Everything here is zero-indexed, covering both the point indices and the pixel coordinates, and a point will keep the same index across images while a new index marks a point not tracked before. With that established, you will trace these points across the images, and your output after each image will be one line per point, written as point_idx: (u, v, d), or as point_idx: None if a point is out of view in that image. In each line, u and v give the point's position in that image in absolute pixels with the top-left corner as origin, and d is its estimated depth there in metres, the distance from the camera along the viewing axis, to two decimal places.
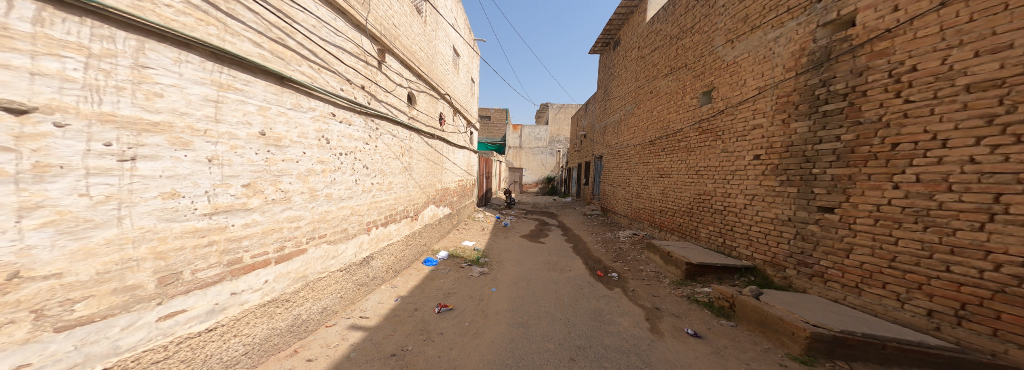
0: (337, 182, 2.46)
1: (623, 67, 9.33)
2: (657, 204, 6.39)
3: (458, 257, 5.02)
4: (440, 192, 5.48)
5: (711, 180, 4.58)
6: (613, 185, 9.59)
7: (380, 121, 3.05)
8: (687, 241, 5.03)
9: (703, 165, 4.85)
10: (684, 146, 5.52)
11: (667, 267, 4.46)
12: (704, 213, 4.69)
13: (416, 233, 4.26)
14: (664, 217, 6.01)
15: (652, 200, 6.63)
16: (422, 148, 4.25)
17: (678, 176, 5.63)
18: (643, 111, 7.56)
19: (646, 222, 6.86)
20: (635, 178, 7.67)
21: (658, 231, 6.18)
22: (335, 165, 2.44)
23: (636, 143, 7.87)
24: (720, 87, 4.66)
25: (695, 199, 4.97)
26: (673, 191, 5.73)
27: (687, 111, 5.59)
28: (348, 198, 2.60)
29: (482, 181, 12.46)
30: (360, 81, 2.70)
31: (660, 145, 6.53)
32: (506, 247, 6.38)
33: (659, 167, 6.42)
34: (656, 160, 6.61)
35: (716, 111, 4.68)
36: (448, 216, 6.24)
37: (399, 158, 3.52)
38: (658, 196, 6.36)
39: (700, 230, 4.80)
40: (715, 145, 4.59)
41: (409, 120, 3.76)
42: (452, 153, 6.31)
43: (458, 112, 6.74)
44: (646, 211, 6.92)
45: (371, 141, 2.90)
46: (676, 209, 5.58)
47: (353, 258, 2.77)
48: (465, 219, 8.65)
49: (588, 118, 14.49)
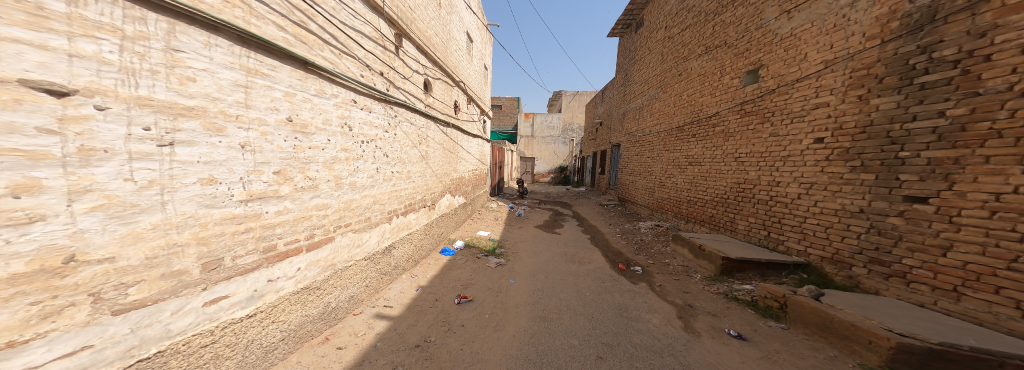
0: (360, 171, 2.46)
1: (647, 47, 8.67)
2: (683, 195, 5.99)
3: (474, 247, 5.06)
4: (455, 182, 5.47)
5: (755, 168, 4.16)
6: (632, 175, 9.16)
7: (399, 108, 3.03)
8: (722, 234, 4.66)
9: (744, 151, 4.41)
10: (720, 132, 5.06)
11: (697, 261, 4.15)
12: (744, 204, 4.30)
13: (434, 223, 4.29)
14: (693, 208, 5.61)
15: (678, 191, 6.21)
16: (438, 137, 4.22)
17: (711, 164, 5.20)
18: (671, 95, 7.01)
19: (670, 214, 6.49)
20: (659, 168, 7.21)
21: (685, 223, 5.82)
22: (358, 153, 2.44)
23: (660, 130, 7.37)
24: (771, 64, 4.16)
25: (733, 188, 4.56)
26: (705, 181, 5.30)
27: (725, 93, 5.09)
28: (371, 187, 2.62)
29: (495, 171, 12.40)
30: (380, 68, 2.68)
31: (689, 131, 6.06)
32: (521, 239, 6.26)
33: (688, 155, 5.97)
34: (685, 147, 6.14)
35: (764, 91, 4.20)
36: (462, 206, 6.24)
37: (418, 147, 3.52)
38: (685, 186, 5.94)
39: (738, 223, 4.41)
40: (761, 129, 4.13)
41: (426, 109, 3.73)
42: (466, 143, 6.28)
43: (473, 100, 6.64)
44: (670, 202, 6.52)
45: (390, 129, 2.88)
46: (707, 200, 5.18)
47: (377, 247, 2.82)
48: (478, 209, 8.65)
49: (606, 104, 13.84)
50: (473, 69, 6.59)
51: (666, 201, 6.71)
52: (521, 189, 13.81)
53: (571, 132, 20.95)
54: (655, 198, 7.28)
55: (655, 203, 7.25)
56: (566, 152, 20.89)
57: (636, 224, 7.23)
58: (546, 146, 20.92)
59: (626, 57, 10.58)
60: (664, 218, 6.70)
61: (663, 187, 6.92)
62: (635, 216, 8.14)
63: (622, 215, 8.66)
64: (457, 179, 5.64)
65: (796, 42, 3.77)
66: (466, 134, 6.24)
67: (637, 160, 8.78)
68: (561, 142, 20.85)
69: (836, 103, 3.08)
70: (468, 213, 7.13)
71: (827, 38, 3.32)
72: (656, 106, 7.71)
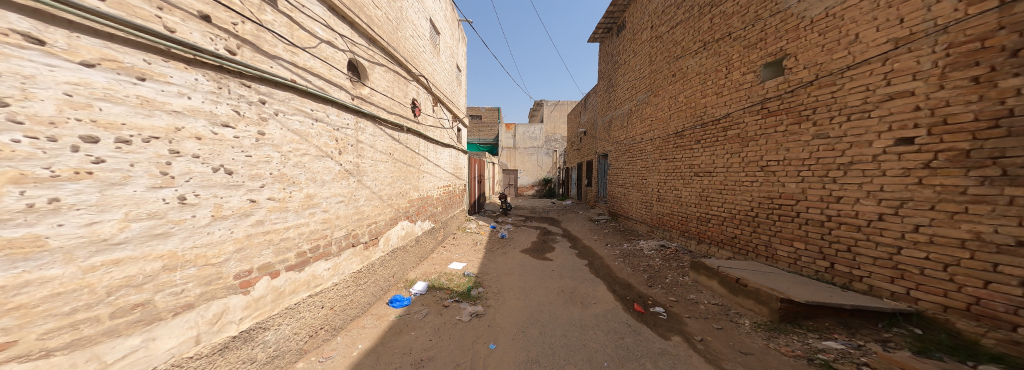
0: (79, 211, 1.13)
1: (631, 51, 8.03)
2: (690, 212, 5.08)
3: (441, 288, 3.86)
4: (416, 202, 4.26)
5: (793, 179, 3.27)
6: (624, 188, 8.29)
7: (268, 88, 1.83)
8: (753, 261, 3.70)
9: (772, 159, 3.54)
10: (733, 136, 4.20)
11: (732, 298, 3.12)
12: (782, 225, 3.38)
13: (377, 265, 3.06)
14: (705, 228, 4.68)
15: (683, 208, 5.31)
16: (383, 143, 3.07)
17: (724, 174, 4.31)
18: (664, 99, 6.21)
19: (675, 234, 5.55)
20: (655, 180, 6.34)
21: (697, 246, 4.87)
22: (61, 170, 1.08)
23: (654, 138, 6.55)
24: (796, 54, 3.36)
25: (763, 204, 3.64)
26: (718, 196, 4.42)
27: (735, 91, 4.26)
28: (149, 239, 1.32)
29: (473, 186, 11.27)
30: (198, 6, 1.49)
31: (689, 139, 5.23)
32: (505, 270, 5.11)
33: (691, 165, 5.11)
34: (686, 157, 5.28)
35: (791, 84, 3.36)
36: (428, 233, 5.01)
37: (336, 159, 2.37)
38: (692, 203, 5.04)
39: (773, 249, 3.49)
40: (795, 131, 3.27)
41: (352, 102, 2.57)
42: (432, 154, 5.14)
43: (441, 101, 5.58)
44: (674, 220, 5.61)
45: (241, 122, 1.67)
46: (724, 220, 4.27)
47: (191, 348, 1.50)
48: (453, 232, 7.46)
49: (589, 114, 13.18)
50: (441, 68, 5.55)
51: (669, 219, 5.77)
52: (504, 204, 12.72)
53: (554, 143, 20.22)
54: (655, 215, 6.36)
55: (654, 221, 6.34)
56: (550, 163, 20.13)
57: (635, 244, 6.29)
58: (529, 158, 20.03)
59: (609, 63, 9.96)
60: (667, 240, 5.78)
61: (663, 203, 6.02)
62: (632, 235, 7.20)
63: (616, 233, 7.71)
64: (420, 200, 4.45)
65: (835, 23, 2.96)
66: (432, 143, 5.10)
67: (628, 172, 7.96)
68: (544, 153, 20.07)
69: (928, 91, 2.25)
70: (438, 240, 5.90)
71: (892, 11, 2.51)
72: (647, 111, 6.93)
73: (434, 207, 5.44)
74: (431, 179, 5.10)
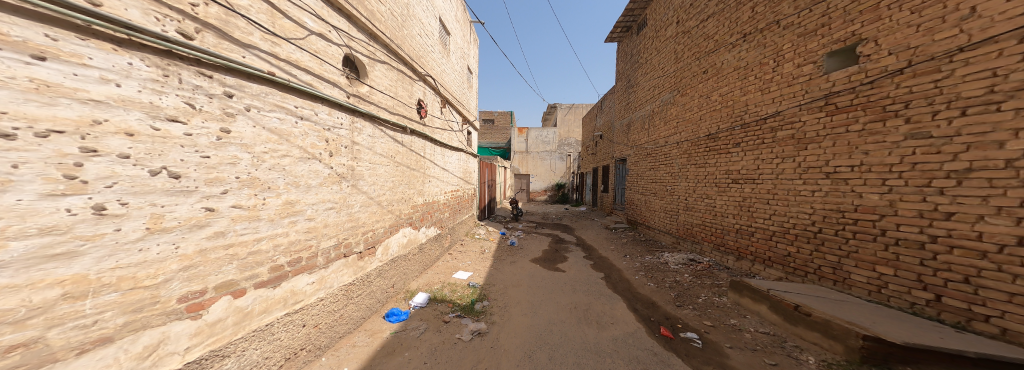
0: None
1: (653, 51, 7.66)
2: (727, 223, 4.64)
3: (443, 301, 3.66)
4: (419, 209, 4.12)
5: (879, 187, 2.80)
6: (644, 194, 7.84)
7: (238, 80, 1.69)
8: (815, 286, 3.27)
9: (844, 162, 3.07)
10: (784, 138, 3.75)
11: (785, 327, 2.80)
12: (862, 240, 2.92)
13: (372, 276, 2.90)
14: (751, 239, 4.20)
15: (720, 216, 4.84)
16: (382, 145, 2.98)
17: (774, 181, 3.87)
18: (694, 98, 5.76)
19: (709, 244, 5.08)
20: (683, 186, 5.88)
21: (739, 258, 4.40)
22: None
23: (681, 140, 6.11)
24: (874, 37, 2.90)
25: (830, 216, 3.20)
26: (768, 204, 3.94)
27: (786, 85, 3.80)
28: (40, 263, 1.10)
29: (484, 191, 11.15)
30: None
31: (727, 140, 4.77)
32: (514, 282, 4.85)
33: (729, 169, 4.65)
34: (722, 160, 4.82)
35: (871, 74, 2.88)
36: (432, 240, 4.86)
37: (325, 161, 2.24)
38: (731, 210, 4.57)
39: (848, 267, 3.02)
40: (878, 130, 2.81)
41: (346, 99, 2.46)
42: (439, 157, 5.04)
43: (449, 103, 5.57)
44: (707, 229, 5.14)
45: (195, 117, 1.50)
46: (778, 231, 3.79)
47: None
48: (461, 239, 7.33)
49: (606, 116, 12.84)
50: (450, 68, 5.61)
51: (700, 228, 5.30)
52: (515, 210, 12.48)
53: (568, 147, 19.78)
54: (682, 223, 5.89)
55: (683, 230, 5.87)
56: (564, 167, 19.69)
57: (659, 256, 5.85)
58: (541, 162, 19.70)
59: (628, 64, 9.61)
60: (699, 251, 5.31)
61: (692, 210, 5.55)
62: (656, 245, 6.75)
63: (637, 244, 7.27)
64: (423, 206, 4.31)
65: None
66: (439, 146, 4.97)
67: (649, 176, 7.51)
68: (557, 157, 19.66)
69: None
70: (443, 247, 5.74)
71: None
72: (673, 111, 6.48)
73: (440, 213, 5.31)
74: (437, 184, 4.96)
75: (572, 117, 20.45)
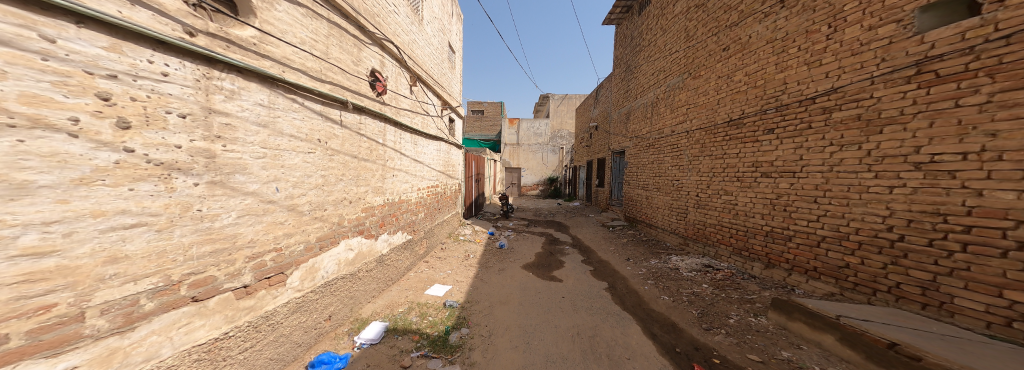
0: None
1: (657, 36, 7.07)
2: (765, 222, 4.14)
3: (411, 332, 2.94)
4: (375, 216, 3.35)
5: (1016, 172, 2.21)
6: (648, 189, 7.28)
7: None
8: (896, 310, 2.75)
9: (955, 143, 2.50)
10: (850, 119, 3.18)
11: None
12: (988, 241, 2.35)
13: (277, 317, 2.19)
14: (804, 239, 3.63)
15: (755, 212, 4.27)
16: (292, 124, 2.19)
17: (835, 173, 3.31)
18: (712, 80, 5.15)
19: (740, 243, 4.54)
20: (702, 179, 5.30)
21: (785, 259, 3.87)
22: None
23: (695, 129, 5.53)
24: None
25: (928, 217, 2.64)
26: (828, 198, 3.38)
27: (850, 55, 3.20)
28: None
29: (470, 186, 10.51)
30: None
31: (763, 125, 4.18)
32: (504, 296, 4.48)
33: (770, 159, 4.06)
34: (758, 148, 4.24)
35: (1003, 27, 2.28)
36: (399, 248, 4.14)
37: (86, 135, 1.24)
38: (773, 205, 4.01)
39: (960, 275, 2.47)
40: (1020, 100, 2.20)
41: (176, 35, 1.54)
42: (405, 147, 4.31)
43: (419, 80, 4.90)
44: (738, 227, 4.58)
45: None
46: (845, 230, 3.22)
47: None
48: (437, 242, 6.62)
49: (602, 106, 12.22)
50: (422, 39, 5.03)
51: (729, 226, 4.73)
52: (504, 208, 11.86)
53: (561, 139, 18.99)
54: (701, 220, 5.32)
55: (702, 227, 5.30)
56: (556, 161, 18.91)
57: (670, 262, 5.34)
58: (532, 155, 18.85)
59: (628, 49, 8.98)
60: (727, 252, 4.77)
61: (716, 205, 4.98)
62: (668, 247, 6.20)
63: (643, 246, 6.69)
64: (383, 208, 3.57)
65: None
66: (402, 135, 4.21)
67: (654, 170, 6.95)
68: (549, 151, 18.88)
69: None
70: (417, 253, 5.02)
71: None
72: (685, 97, 5.87)
73: (408, 215, 4.56)
74: (402, 182, 4.24)
75: (566, 108, 19.52)
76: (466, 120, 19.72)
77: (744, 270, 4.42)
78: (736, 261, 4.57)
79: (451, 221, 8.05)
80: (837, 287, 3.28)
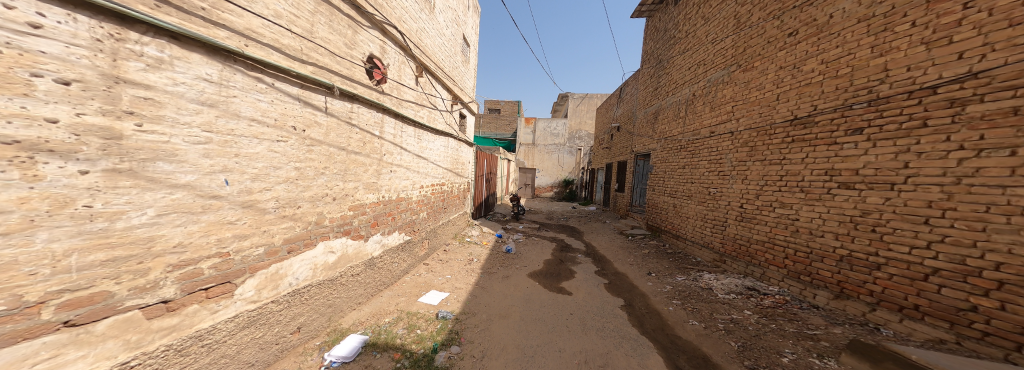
0: None
1: (707, 28, 6.81)
2: (841, 244, 3.55)
3: (393, 349, 2.72)
4: (364, 215, 3.16)
5: None
6: (691, 196, 6.76)
7: None
8: None
9: None
10: (998, 114, 2.54)
11: None
12: None
13: (217, 335, 1.95)
14: (904, 268, 3.01)
15: (830, 229, 3.67)
16: (254, 106, 2.00)
17: (967, 187, 2.66)
18: (785, 72, 4.60)
19: (807, 265, 3.95)
20: (767, 187, 4.74)
21: (868, 289, 3.29)
22: None
23: (760, 129, 4.99)
24: None
25: None
26: (949, 219, 2.75)
27: (1004, 26, 2.55)
28: None
29: (480, 185, 10.34)
30: None
31: (848, 123, 3.57)
32: (505, 309, 4.20)
33: (857, 166, 3.44)
34: (840, 151, 3.64)
35: None
36: (393, 249, 3.94)
37: None
38: (857, 223, 3.39)
39: None
40: None
41: None
42: (406, 141, 4.12)
43: (424, 70, 4.79)
44: (804, 244, 3.99)
45: None
46: (975, 263, 2.59)
47: None
48: (439, 242, 6.43)
49: (626, 106, 11.77)
50: (432, 27, 4.93)
51: (794, 244, 4.13)
52: (515, 209, 11.55)
53: (579, 141, 18.35)
54: (764, 235, 4.79)
55: (764, 243, 4.78)
56: (572, 163, 18.29)
57: (711, 287, 4.92)
58: (548, 156, 18.35)
59: (667, 46, 8.66)
60: (788, 277, 4.21)
61: (780, 217, 4.39)
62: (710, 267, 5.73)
63: (675, 265, 6.22)
64: (376, 206, 3.37)
65: None
66: (404, 130, 4.04)
67: (702, 174, 6.45)
68: (566, 152, 18.30)
69: None
70: (413, 255, 4.82)
71: None
72: (750, 90, 5.35)
73: (407, 214, 4.38)
74: (401, 178, 4.02)
75: (585, 108, 18.84)
76: (483, 118, 19.62)
77: (804, 297, 3.92)
78: (794, 288, 4.06)
79: (457, 221, 7.87)
80: (953, 333, 2.69)
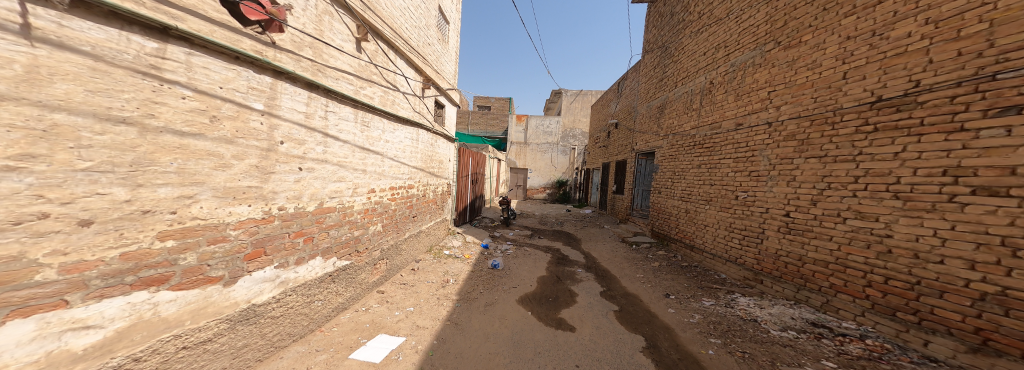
0: None
1: (726, 4, 5.74)
2: (989, 278, 2.54)
3: None
4: (217, 246, 1.93)
5: None
6: (710, 201, 5.65)
7: None
8: None
9: None
10: None
11: None
12: None
13: None
14: None
15: (958, 254, 2.70)
16: None
17: None
18: (860, 42, 3.49)
19: (916, 300, 2.95)
20: (834, 190, 3.65)
21: None
22: None
23: (817, 118, 3.88)
24: None
25: None
26: None
27: None
28: None
29: (463, 186, 9.14)
30: None
31: (989, 100, 2.58)
32: (485, 362, 3.07)
33: (1017, 163, 2.42)
34: (974, 141, 2.65)
35: None
36: (303, 286, 2.66)
37: None
38: (1016, 247, 2.41)
39: None
40: None
41: None
42: (332, 127, 2.88)
43: (373, 32, 3.71)
44: (908, 268, 2.99)
45: None
46: None
47: None
48: (402, 259, 5.17)
49: (626, 99, 10.71)
50: None
51: (890, 267, 3.12)
52: (504, 213, 10.34)
53: (572, 139, 17.32)
54: (827, 253, 3.69)
55: (827, 264, 3.69)
56: (566, 163, 17.19)
57: (757, 318, 3.74)
58: (540, 156, 17.22)
59: (674, 31, 7.57)
60: (878, 312, 3.20)
61: (861, 230, 3.37)
62: (743, 289, 4.62)
63: (696, 283, 5.08)
64: (259, 226, 2.19)
65: None
66: (327, 111, 2.80)
67: (725, 174, 5.35)
68: (559, 151, 17.20)
69: None
70: (355, 284, 3.56)
71: None
72: (795, 71, 4.24)
73: (339, 230, 3.13)
74: (322, 180, 2.76)
75: (578, 105, 17.86)
76: (471, 115, 18.32)
77: (908, 345, 2.95)
78: (888, 328, 3.10)
79: (431, 232, 6.65)
80: None
